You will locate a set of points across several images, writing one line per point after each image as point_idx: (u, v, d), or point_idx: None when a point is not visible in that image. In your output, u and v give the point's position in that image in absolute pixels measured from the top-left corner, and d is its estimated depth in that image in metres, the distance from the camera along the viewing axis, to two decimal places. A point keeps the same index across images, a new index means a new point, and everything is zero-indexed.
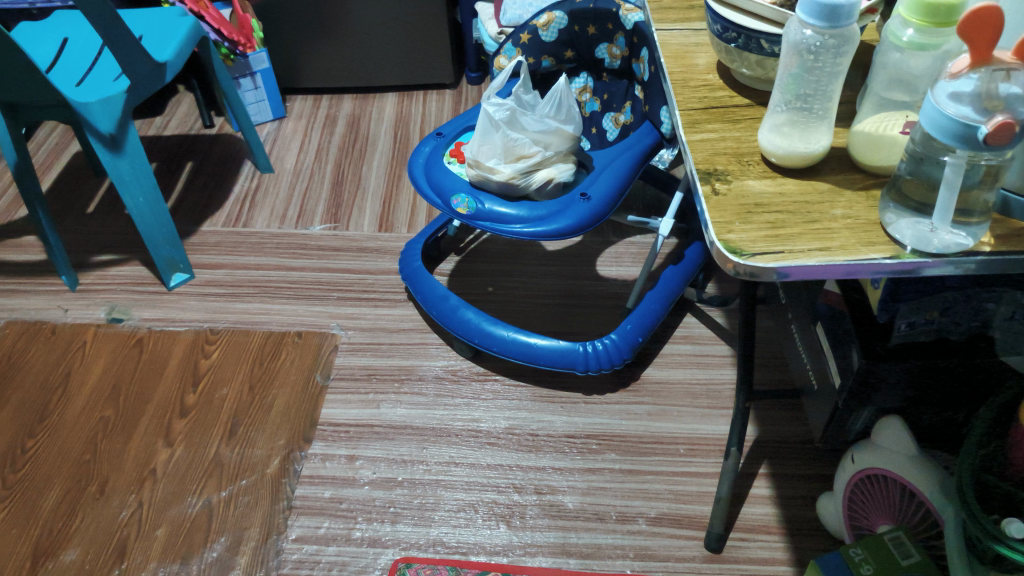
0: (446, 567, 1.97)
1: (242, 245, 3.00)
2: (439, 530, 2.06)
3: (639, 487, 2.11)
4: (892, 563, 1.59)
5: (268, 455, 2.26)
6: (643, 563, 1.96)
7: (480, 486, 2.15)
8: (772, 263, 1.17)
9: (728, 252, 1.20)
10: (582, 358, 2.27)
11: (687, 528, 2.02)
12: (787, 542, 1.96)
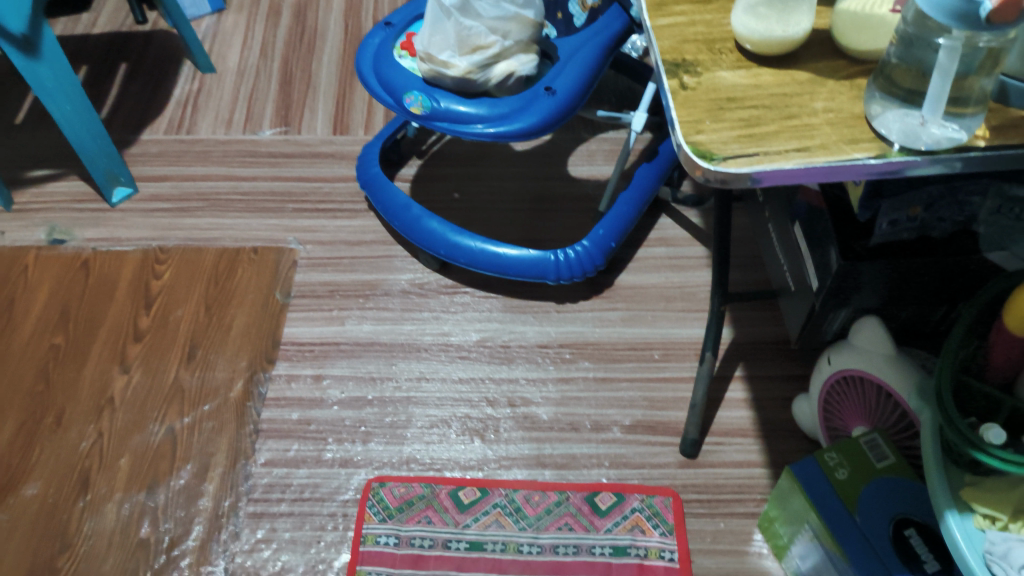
0: (421, 485, 1.95)
1: (187, 154, 2.79)
2: (412, 449, 2.02)
3: (614, 395, 2.07)
4: (869, 468, 1.54)
5: (230, 378, 2.17)
6: (618, 472, 1.95)
7: (451, 401, 2.09)
8: (745, 168, 1.04)
9: (696, 158, 1.07)
10: (553, 267, 2.18)
11: (662, 434, 2.00)
12: (762, 444, 1.95)
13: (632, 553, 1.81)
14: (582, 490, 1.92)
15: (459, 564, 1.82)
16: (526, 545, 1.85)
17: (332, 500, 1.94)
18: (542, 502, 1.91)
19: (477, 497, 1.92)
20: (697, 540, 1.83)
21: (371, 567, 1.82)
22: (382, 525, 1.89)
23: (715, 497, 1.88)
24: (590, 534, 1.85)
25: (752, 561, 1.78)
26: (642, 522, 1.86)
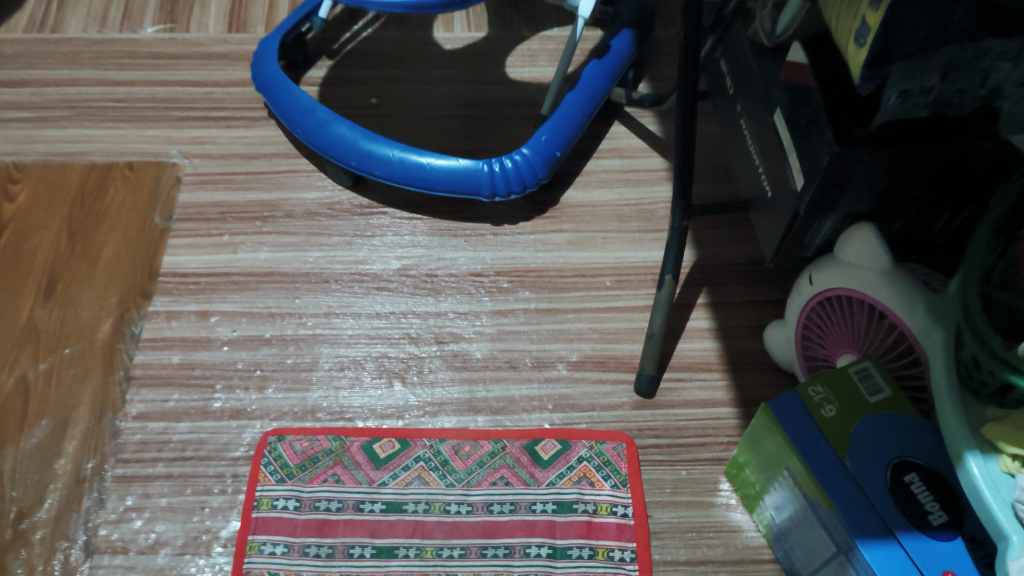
0: (328, 437, 1.63)
1: (51, 55, 2.32)
2: (317, 396, 1.68)
3: (559, 329, 1.77)
4: (860, 404, 1.28)
5: (97, 317, 1.79)
6: (563, 417, 1.66)
7: (367, 338, 1.76)
8: None
9: None
10: (487, 181, 1.83)
11: (614, 371, 1.71)
12: (730, 380, 1.68)
13: (579, 510, 1.54)
14: (521, 439, 1.63)
15: (373, 529, 1.53)
16: (454, 505, 1.56)
17: (220, 459, 1.61)
18: (474, 454, 1.61)
19: (396, 450, 1.61)
20: (654, 492, 1.56)
21: (266, 537, 1.51)
22: (279, 487, 1.57)
23: (675, 442, 1.61)
24: (529, 489, 1.57)
25: (718, 514, 1.53)
26: (591, 473, 1.58)
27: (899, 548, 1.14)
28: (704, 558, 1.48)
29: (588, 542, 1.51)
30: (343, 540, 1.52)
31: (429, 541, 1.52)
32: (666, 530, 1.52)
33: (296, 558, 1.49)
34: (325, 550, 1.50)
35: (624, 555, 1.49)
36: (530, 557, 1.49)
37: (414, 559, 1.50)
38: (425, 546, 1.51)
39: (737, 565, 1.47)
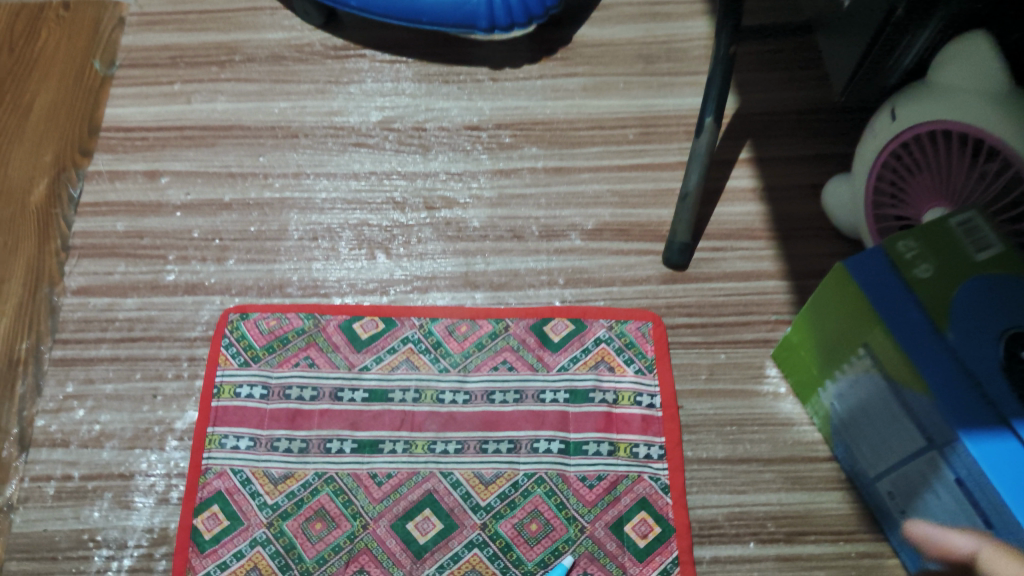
0: (300, 316, 1.37)
1: None
2: (285, 271, 1.42)
3: (572, 191, 1.47)
4: (965, 262, 0.99)
5: (29, 178, 1.50)
6: (577, 293, 1.39)
7: (343, 203, 1.47)
8: None
9: None
10: (486, 12, 1.50)
11: (639, 241, 1.42)
12: (778, 250, 1.40)
13: (596, 400, 1.30)
14: (528, 318, 1.37)
15: (354, 422, 1.30)
16: (448, 393, 1.32)
17: (174, 341, 1.37)
18: (472, 336, 1.36)
19: (379, 332, 1.36)
20: (686, 379, 1.31)
21: (228, 429, 1.29)
22: (243, 373, 1.32)
23: (712, 322, 1.35)
24: (537, 376, 1.32)
25: (763, 405, 1.29)
26: (610, 358, 1.32)
27: (1015, 441, 0.89)
28: (745, 456, 1.25)
29: (607, 437, 1.27)
30: (318, 433, 1.29)
31: (420, 434, 1.30)
32: (700, 424, 1.28)
33: (263, 453, 1.28)
34: (297, 445, 1.28)
35: (650, 452, 1.26)
36: (537, 454, 1.27)
37: (402, 455, 1.28)
38: (415, 440, 1.29)
39: (784, 464, 1.25)
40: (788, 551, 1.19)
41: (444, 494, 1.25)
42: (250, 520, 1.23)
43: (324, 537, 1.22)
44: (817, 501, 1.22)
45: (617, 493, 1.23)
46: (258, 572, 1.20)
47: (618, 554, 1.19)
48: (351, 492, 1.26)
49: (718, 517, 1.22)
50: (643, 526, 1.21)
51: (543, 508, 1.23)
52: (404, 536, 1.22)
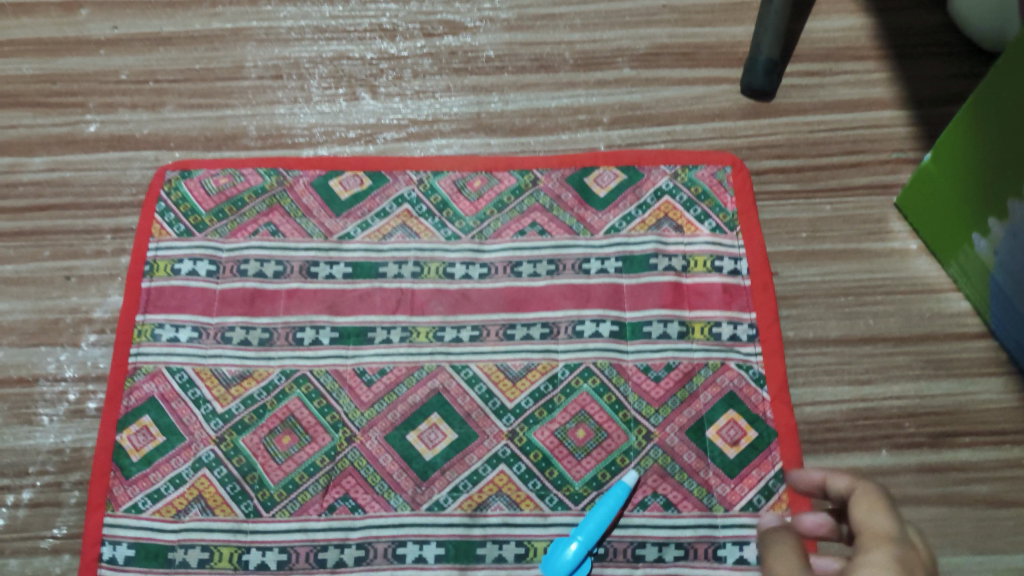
0: (259, 173, 1.03)
1: None
2: (239, 118, 1.08)
3: (615, 9, 1.12)
4: None
5: None
6: (626, 135, 1.04)
7: (316, 34, 1.13)
8: None
9: None
10: None
11: (706, 67, 1.08)
12: (892, 72, 1.06)
13: (658, 268, 0.96)
14: (563, 168, 1.02)
15: (333, 304, 0.96)
16: (459, 267, 0.98)
17: (93, 209, 1.03)
18: (489, 193, 1.01)
19: (364, 191, 1.01)
20: (781, 238, 0.97)
21: (164, 317, 0.96)
22: (184, 244, 0.99)
23: (812, 164, 1.01)
24: (579, 242, 0.98)
25: (887, 268, 0.95)
26: (676, 214, 0.98)
27: None
28: (867, 336, 0.92)
29: (676, 315, 0.94)
30: (285, 320, 0.95)
31: (423, 319, 0.96)
32: (804, 295, 0.94)
33: (212, 347, 0.94)
34: (257, 336, 0.95)
35: (737, 333, 0.92)
36: (582, 340, 0.93)
37: (399, 345, 0.94)
38: (416, 326, 0.95)
39: (922, 344, 0.91)
40: (935, 459, 0.86)
41: (458, 395, 0.92)
42: (194, 435, 0.90)
43: (294, 455, 0.89)
44: (971, 392, 0.89)
45: (694, 387, 0.90)
46: (204, 504, 0.87)
47: (699, 468, 0.86)
48: (330, 396, 0.92)
49: (834, 416, 0.89)
50: (733, 431, 0.88)
51: (593, 410, 0.90)
52: (404, 451, 0.89)
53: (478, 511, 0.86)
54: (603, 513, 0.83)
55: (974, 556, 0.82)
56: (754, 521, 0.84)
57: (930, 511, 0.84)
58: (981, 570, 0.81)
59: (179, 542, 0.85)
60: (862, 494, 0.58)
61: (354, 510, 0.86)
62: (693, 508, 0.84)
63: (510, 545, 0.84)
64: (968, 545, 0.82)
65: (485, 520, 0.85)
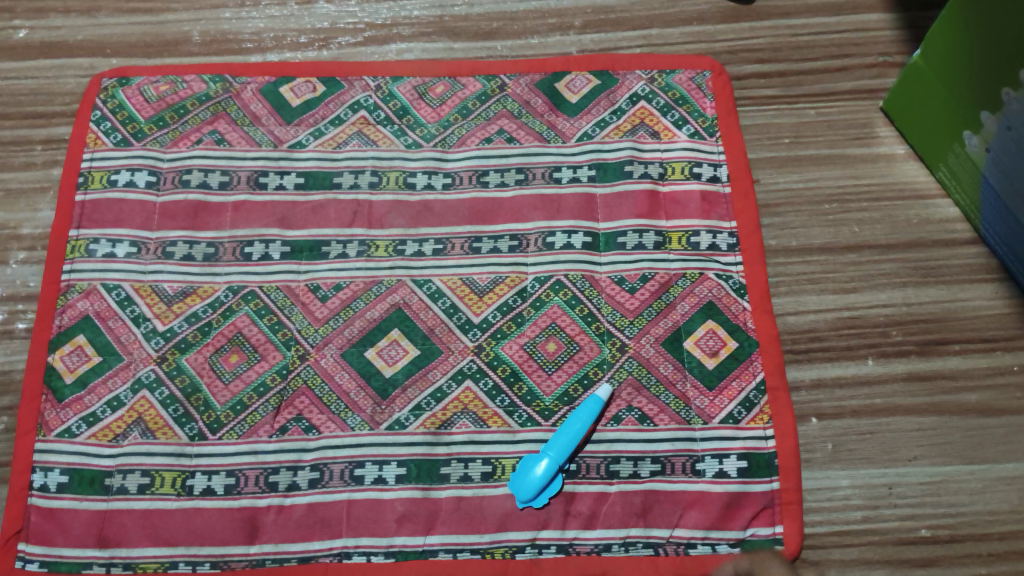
0: (202, 79, 0.95)
1: None
2: (182, 23, 1.00)
3: None
4: None
5: None
6: (599, 39, 0.99)
7: None
8: None
9: None
10: None
11: None
12: None
13: (634, 175, 0.89)
14: (533, 73, 0.95)
15: (284, 217, 0.89)
16: (420, 177, 0.90)
17: (22, 119, 0.95)
18: (452, 100, 0.94)
19: (318, 97, 0.94)
20: (763, 144, 0.92)
21: (99, 232, 0.88)
22: (121, 155, 0.91)
23: (794, 69, 0.96)
24: (550, 149, 0.91)
25: (873, 174, 0.91)
26: (652, 120, 0.92)
27: None
28: (852, 243, 0.88)
29: (652, 225, 0.87)
30: (232, 234, 0.88)
31: (382, 233, 0.88)
32: (786, 202, 0.90)
33: (152, 262, 0.86)
34: (201, 251, 0.87)
35: (717, 242, 0.87)
36: (553, 252, 0.87)
37: (355, 260, 0.87)
38: (374, 240, 0.88)
39: (909, 251, 0.87)
40: (924, 367, 0.82)
41: (420, 310, 0.85)
42: (133, 355, 0.83)
43: (241, 374, 0.82)
44: (960, 298, 0.85)
45: (671, 298, 0.85)
46: (144, 427, 0.80)
47: (676, 380, 0.81)
48: (282, 313, 0.85)
49: (819, 325, 0.84)
50: (713, 341, 0.83)
51: (564, 323, 0.84)
52: (362, 368, 0.82)
53: (442, 429, 0.80)
54: (575, 431, 0.76)
55: (963, 465, 0.79)
56: (733, 433, 0.79)
57: (918, 421, 0.81)
58: (970, 479, 0.78)
59: (117, 468, 0.78)
60: None
61: (308, 432, 0.80)
62: (670, 421, 0.80)
63: (477, 463, 0.79)
64: (957, 455, 0.79)
65: (449, 439, 0.80)
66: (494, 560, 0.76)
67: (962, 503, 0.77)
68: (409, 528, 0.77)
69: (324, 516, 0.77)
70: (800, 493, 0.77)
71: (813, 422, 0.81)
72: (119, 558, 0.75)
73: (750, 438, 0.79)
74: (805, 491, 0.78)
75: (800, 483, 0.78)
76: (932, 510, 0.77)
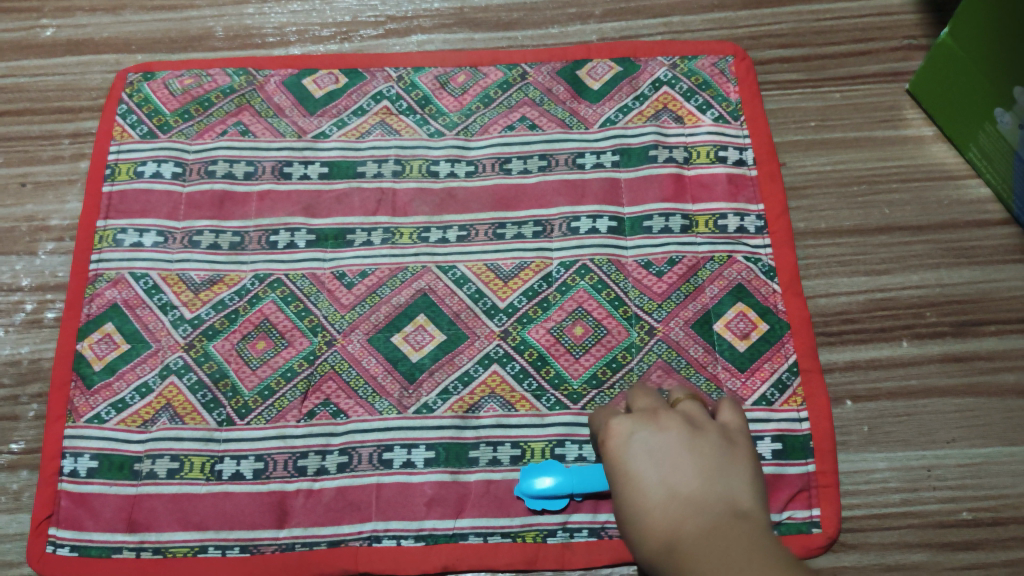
0: (226, 73, 0.96)
1: None
2: (205, 19, 1.02)
3: None
4: None
5: None
6: (620, 27, 0.99)
7: None
8: None
9: None
10: None
11: None
12: None
13: (659, 160, 0.89)
14: (554, 61, 0.95)
15: (309, 206, 0.89)
16: (444, 165, 0.90)
17: (49, 115, 0.96)
18: (474, 88, 0.94)
19: (340, 89, 0.95)
20: (789, 128, 0.92)
21: (127, 222, 0.88)
22: (147, 147, 0.92)
23: (818, 54, 0.96)
24: (573, 135, 0.91)
25: (900, 156, 0.90)
26: (675, 106, 0.92)
27: None
28: (882, 225, 0.87)
29: (678, 209, 0.87)
30: (257, 224, 0.88)
31: (406, 220, 0.88)
32: (814, 185, 0.89)
33: (179, 251, 0.87)
34: (227, 240, 0.87)
35: (744, 225, 0.86)
36: (578, 237, 0.86)
37: (381, 248, 0.87)
38: (399, 227, 0.88)
39: (940, 231, 0.86)
40: (959, 348, 0.81)
41: (446, 296, 0.85)
42: (161, 342, 0.83)
43: (269, 361, 0.82)
44: (994, 279, 0.84)
45: (699, 281, 0.84)
46: (173, 412, 0.80)
47: (707, 363, 0.80)
48: (308, 299, 0.85)
49: (850, 307, 0.83)
50: (743, 324, 0.82)
51: (591, 307, 0.83)
52: (388, 353, 0.82)
53: (471, 413, 0.79)
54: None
55: (1003, 447, 0.77)
56: (767, 415, 0.78)
57: (955, 402, 0.79)
58: (1011, 461, 0.76)
59: (146, 453, 0.78)
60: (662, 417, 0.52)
61: (336, 416, 0.79)
62: None
63: (506, 447, 0.78)
64: (997, 436, 0.77)
65: (477, 423, 0.79)
66: (525, 544, 0.75)
67: (1003, 485, 0.75)
68: (439, 511, 0.76)
69: (353, 500, 0.76)
70: (837, 476, 0.76)
71: (848, 404, 0.79)
72: (149, 542, 0.75)
73: (783, 420, 0.78)
74: (841, 473, 0.77)
75: (837, 465, 0.76)
76: (972, 492, 0.75)
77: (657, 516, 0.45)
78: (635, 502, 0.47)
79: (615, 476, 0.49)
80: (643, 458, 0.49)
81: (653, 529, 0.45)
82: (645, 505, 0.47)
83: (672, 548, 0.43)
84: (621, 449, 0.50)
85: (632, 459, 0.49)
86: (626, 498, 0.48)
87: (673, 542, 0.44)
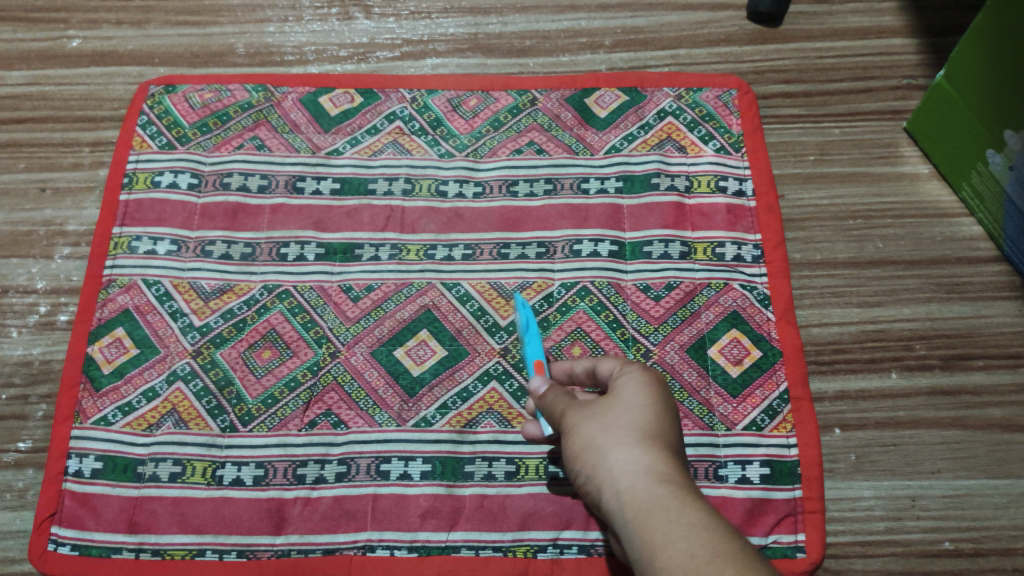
0: (245, 88, 0.99)
1: None
2: (226, 35, 1.05)
3: None
4: None
5: None
6: (629, 58, 1.02)
7: None
8: None
9: None
10: None
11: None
12: (898, 3, 1.05)
13: (661, 188, 0.92)
14: (563, 88, 0.99)
15: (319, 220, 0.91)
16: (452, 185, 0.93)
17: (71, 123, 0.99)
18: (484, 112, 0.97)
19: (355, 108, 0.98)
20: (789, 161, 0.95)
21: (142, 230, 0.91)
22: (165, 157, 0.94)
23: (819, 90, 0.99)
24: (578, 161, 0.94)
25: (896, 192, 0.93)
26: (679, 136, 0.95)
27: None
28: (876, 259, 0.89)
29: (678, 236, 0.89)
30: (268, 236, 0.91)
31: (413, 237, 0.91)
32: (811, 217, 0.91)
33: (191, 260, 0.89)
34: (238, 251, 0.90)
35: (742, 254, 0.88)
36: (580, 259, 0.88)
37: (387, 263, 0.89)
38: (406, 244, 0.90)
39: (932, 266, 0.88)
40: (947, 381, 0.83)
41: (448, 312, 0.87)
42: (169, 348, 0.85)
43: (273, 369, 0.84)
44: (983, 315, 0.86)
45: (696, 307, 0.86)
46: (178, 417, 0.82)
47: (700, 387, 0.82)
48: (314, 311, 0.87)
49: (842, 338, 0.85)
50: (736, 350, 0.84)
51: (590, 328, 0.85)
52: (389, 365, 0.84)
53: (468, 428, 0.81)
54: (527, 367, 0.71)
55: (987, 480, 0.78)
56: (757, 440, 0.80)
57: (942, 434, 0.81)
58: (995, 494, 0.78)
59: (150, 456, 0.80)
60: (627, 394, 0.54)
61: (337, 427, 0.81)
62: (694, 427, 0.80)
63: (501, 462, 0.80)
64: (981, 469, 0.79)
65: (474, 438, 0.81)
66: (516, 558, 0.76)
67: (986, 517, 0.77)
68: (433, 524, 0.77)
69: (349, 510, 0.78)
70: (823, 503, 0.77)
71: (836, 432, 0.81)
72: (149, 544, 0.77)
73: (772, 445, 0.80)
74: (828, 500, 0.78)
75: (823, 492, 0.78)
76: (956, 523, 0.77)
77: (644, 453, 0.48)
78: (626, 435, 0.50)
79: (618, 410, 0.52)
80: (608, 427, 0.51)
81: (634, 460, 0.48)
82: (617, 454, 0.49)
83: (639, 496, 0.46)
84: (633, 396, 0.54)
85: (642, 408, 0.53)
86: (600, 444, 0.50)
87: (656, 480, 0.46)
